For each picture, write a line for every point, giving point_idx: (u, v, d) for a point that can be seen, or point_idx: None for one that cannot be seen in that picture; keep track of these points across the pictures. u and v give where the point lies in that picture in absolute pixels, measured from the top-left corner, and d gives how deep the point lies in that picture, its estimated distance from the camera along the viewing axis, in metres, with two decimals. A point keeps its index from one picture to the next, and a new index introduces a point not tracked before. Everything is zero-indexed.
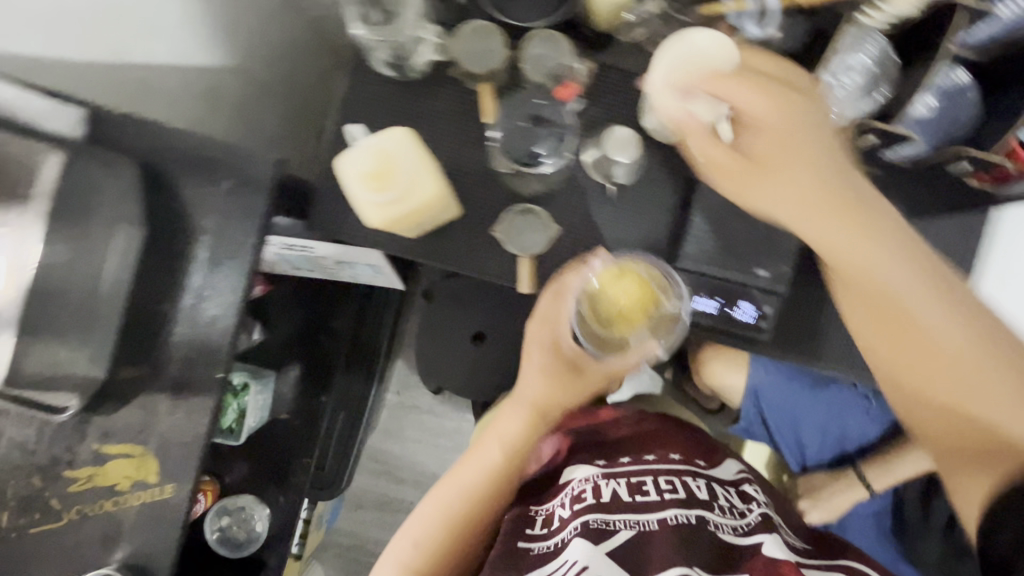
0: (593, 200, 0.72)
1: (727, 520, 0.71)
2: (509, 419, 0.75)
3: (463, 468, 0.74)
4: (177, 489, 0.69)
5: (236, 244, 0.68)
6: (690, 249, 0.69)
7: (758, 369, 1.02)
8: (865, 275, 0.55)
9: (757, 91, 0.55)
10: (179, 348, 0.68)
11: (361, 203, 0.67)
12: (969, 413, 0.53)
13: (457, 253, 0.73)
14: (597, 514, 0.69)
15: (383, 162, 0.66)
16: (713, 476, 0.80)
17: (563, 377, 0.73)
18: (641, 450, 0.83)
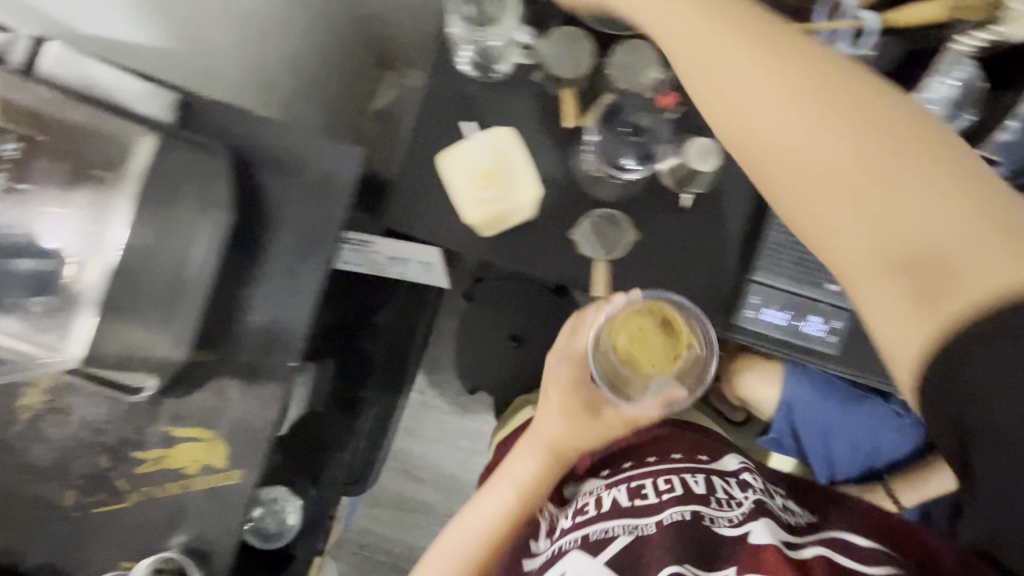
0: (670, 210, 0.73)
1: (723, 513, 0.72)
2: (519, 459, 0.71)
3: (474, 515, 0.70)
4: (245, 475, 0.69)
5: (318, 234, 0.69)
6: (766, 262, 0.71)
7: (793, 381, 1.03)
8: (783, 122, 0.40)
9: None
10: (255, 335, 0.69)
11: (465, 200, 0.71)
12: (890, 242, 0.37)
13: (531, 256, 0.74)
14: (598, 528, 0.72)
15: (499, 163, 0.71)
16: (717, 471, 0.82)
17: (579, 419, 0.70)
18: (645, 457, 0.87)
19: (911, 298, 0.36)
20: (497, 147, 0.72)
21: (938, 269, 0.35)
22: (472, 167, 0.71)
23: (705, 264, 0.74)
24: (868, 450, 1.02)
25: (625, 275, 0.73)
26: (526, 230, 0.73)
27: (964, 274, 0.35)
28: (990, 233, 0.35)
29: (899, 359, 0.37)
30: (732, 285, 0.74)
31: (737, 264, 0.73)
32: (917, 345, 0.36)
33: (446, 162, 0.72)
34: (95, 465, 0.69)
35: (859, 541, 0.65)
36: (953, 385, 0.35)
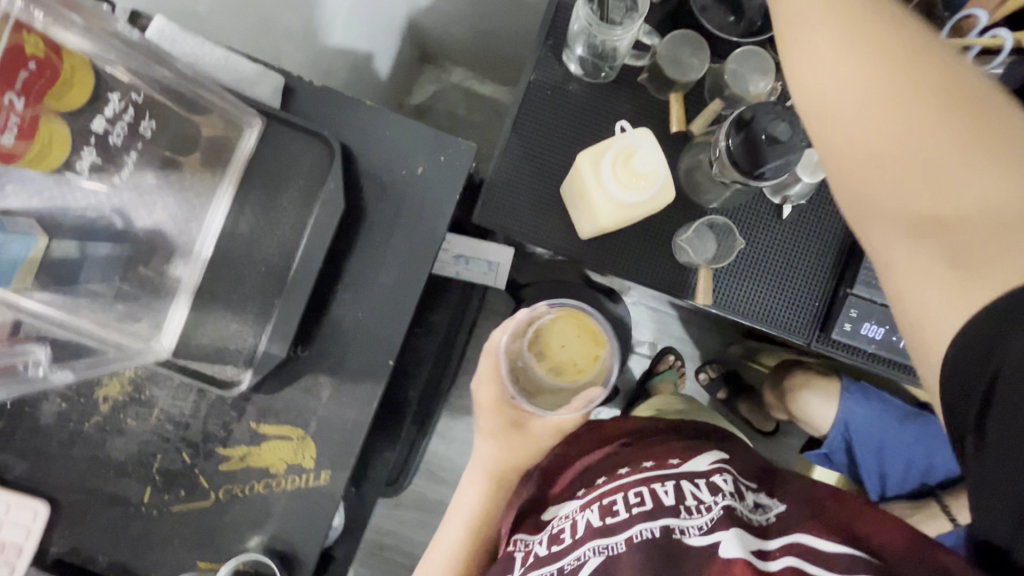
0: (771, 220, 0.73)
1: (695, 522, 0.60)
2: (475, 488, 0.80)
3: (437, 548, 0.77)
4: (334, 476, 0.67)
5: (418, 231, 0.67)
6: (865, 274, 0.70)
7: (848, 401, 1.01)
8: (852, 93, 0.41)
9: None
10: (351, 332, 0.67)
11: (614, 199, 0.64)
12: (930, 209, 0.39)
13: (627, 262, 0.73)
14: (569, 558, 0.61)
15: (649, 169, 0.63)
16: (689, 471, 0.68)
17: (512, 435, 0.81)
18: (617, 466, 0.74)
19: (949, 266, 0.39)
20: (653, 149, 0.63)
21: (979, 243, 0.38)
22: (620, 163, 0.63)
23: (802, 277, 0.73)
24: (910, 466, 1.03)
25: (722, 284, 0.73)
26: (622, 234, 0.72)
27: (1004, 247, 0.37)
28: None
29: (932, 323, 0.40)
30: (827, 297, 0.73)
31: (834, 275, 0.73)
32: (946, 314, 0.39)
33: (592, 155, 0.64)
34: (176, 460, 0.66)
35: (832, 548, 0.55)
36: (980, 345, 0.37)
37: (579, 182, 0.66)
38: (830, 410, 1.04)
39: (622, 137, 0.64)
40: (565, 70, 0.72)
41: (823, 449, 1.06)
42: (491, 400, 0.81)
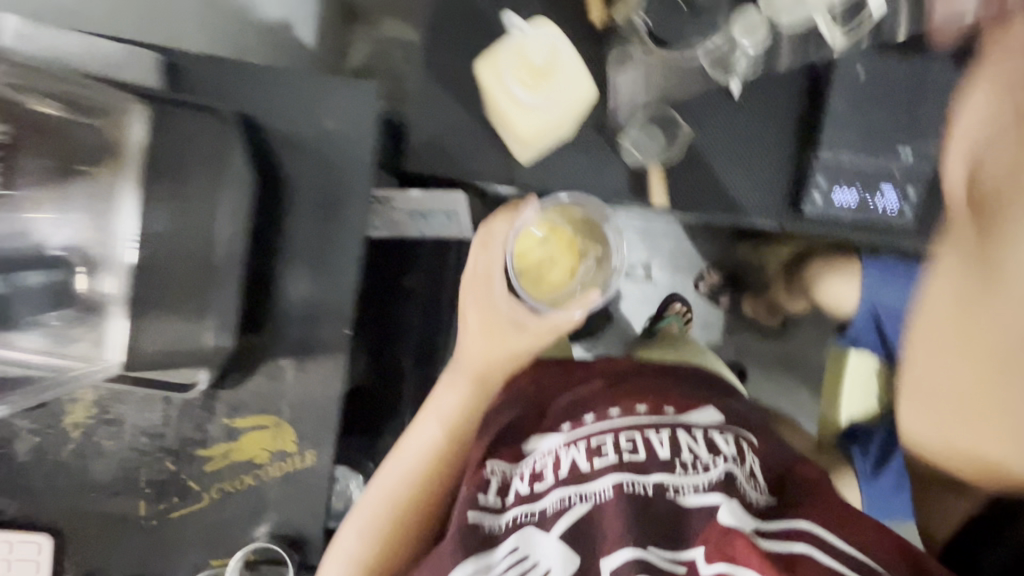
0: (719, 101, 0.67)
1: (691, 480, 0.58)
2: (452, 393, 0.70)
3: (408, 446, 0.69)
4: (320, 454, 0.66)
5: (343, 189, 0.63)
6: (829, 136, 0.65)
7: (871, 279, 0.87)
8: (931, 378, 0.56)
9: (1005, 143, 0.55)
10: (302, 308, 0.64)
11: (529, 108, 0.63)
12: (969, 445, 0.53)
13: (575, 177, 0.68)
14: (551, 500, 0.59)
15: (551, 61, 0.63)
16: (686, 422, 0.67)
17: (504, 334, 0.71)
18: (607, 403, 0.71)
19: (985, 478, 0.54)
20: (545, 39, 0.62)
21: (988, 470, 0.52)
22: (521, 71, 0.63)
23: (761, 155, 0.68)
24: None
25: (675, 178, 0.68)
26: (566, 150, 0.67)
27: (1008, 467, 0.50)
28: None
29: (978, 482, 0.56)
30: (794, 171, 0.68)
31: (796, 146, 0.68)
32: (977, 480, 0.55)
33: (493, 74, 0.64)
34: (161, 470, 0.65)
35: (846, 548, 0.51)
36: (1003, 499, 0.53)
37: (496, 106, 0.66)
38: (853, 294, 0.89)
39: (518, 39, 0.63)
40: None
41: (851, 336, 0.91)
42: (475, 286, 0.71)
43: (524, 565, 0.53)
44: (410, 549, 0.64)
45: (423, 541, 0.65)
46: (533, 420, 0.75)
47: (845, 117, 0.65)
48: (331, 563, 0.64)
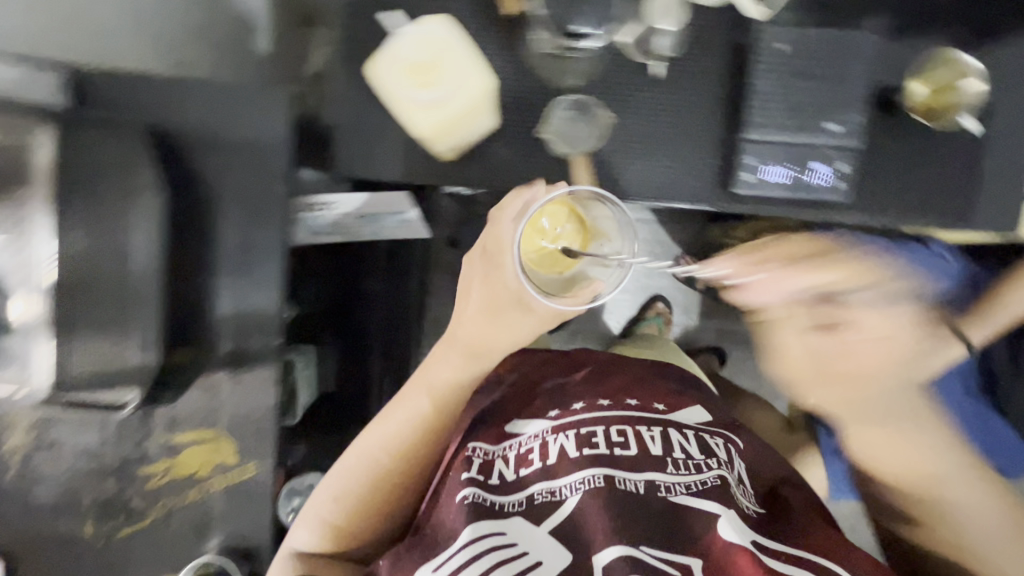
0: (642, 84, 0.66)
1: (681, 479, 0.61)
2: (452, 369, 0.69)
3: (392, 413, 0.68)
4: (261, 465, 0.65)
5: (261, 198, 0.62)
6: (756, 115, 0.64)
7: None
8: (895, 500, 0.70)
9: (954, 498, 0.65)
10: (231, 322, 0.63)
11: (431, 106, 0.63)
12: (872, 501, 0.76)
13: (502, 171, 0.67)
14: (541, 488, 0.61)
15: (434, 54, 0.63)
16: (673, 421, 0.71)
17: (507, 313, 0.67)
18: (597, 394, 0.75)
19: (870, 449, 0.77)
20: (428, 38, 0.63)
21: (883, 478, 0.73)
22: (412, 74, 0.63)
23: (690, 137, 0.67)
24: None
25: (603, 168, 0.67)
26: (490, 144, 0.66)
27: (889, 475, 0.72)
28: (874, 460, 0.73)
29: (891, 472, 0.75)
30: (726, 152, 0.66)
31: (725, 126, 0.66)
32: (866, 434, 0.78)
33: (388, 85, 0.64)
34: (104, 489, 0.65)
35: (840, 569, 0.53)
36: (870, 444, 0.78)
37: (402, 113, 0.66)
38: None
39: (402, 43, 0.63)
40: None
41: None
42: (479, 258, 0.68)
43: (512, 550, 0.54)
44: (384, 517, 0.66)
45: (399, 510, 0.67)
46: (520, 402, 0.76)
47: (770, 95, 0.64)
48: (301, 523, 0.65)
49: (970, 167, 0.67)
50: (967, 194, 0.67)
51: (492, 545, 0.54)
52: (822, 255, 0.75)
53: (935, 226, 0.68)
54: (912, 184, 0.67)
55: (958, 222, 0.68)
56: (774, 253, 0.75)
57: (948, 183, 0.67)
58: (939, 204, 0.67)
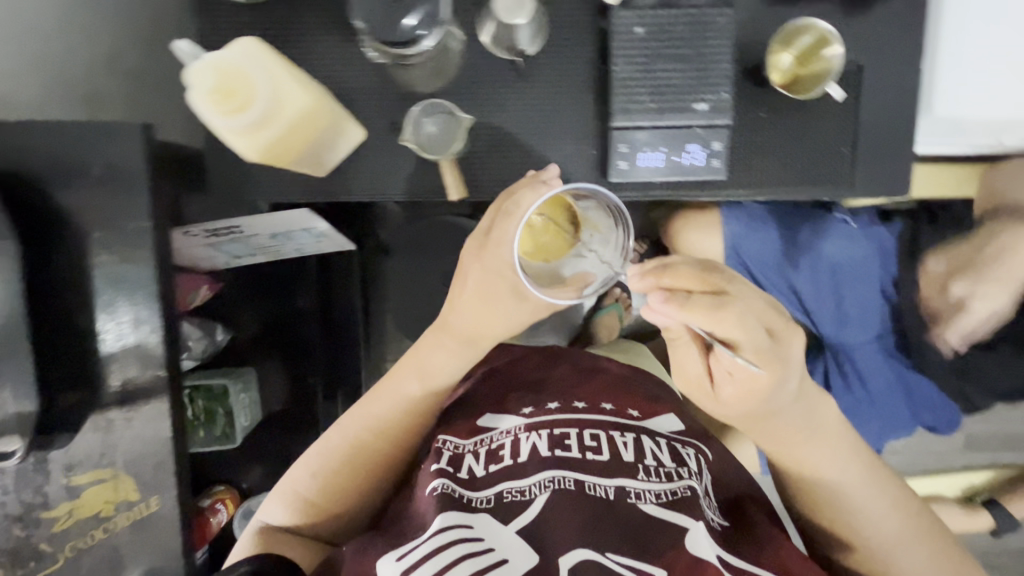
0: (507, 81, 0.65)
1: (653, 487, 0.58)
2: (446, 358, 0.70)
3: (380, 397, 0.70)
4: (165, 498, 0.65)
5: (128, 232, 0.61)
6: (620, 102, 0.63)
7: (731, 227, 0.84)
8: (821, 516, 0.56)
9: (873, 491, 0.53)
10: (113, 359, 0.62)
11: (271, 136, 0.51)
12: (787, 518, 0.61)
13: (379, 180, 0.66)
14: (514, 486, 0.59)
15: (234, 78, 0.49)
16: (651, 428, 0.68)
17: (501, 301, 0.67)
18: (572, 396, 0.73)
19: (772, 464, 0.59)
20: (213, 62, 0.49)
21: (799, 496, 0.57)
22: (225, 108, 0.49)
23: (565, 128, 0.66)
24: (834, 271, 0.84)
25: (478, 168, 0.66)
26: (365, 155, 0.66)
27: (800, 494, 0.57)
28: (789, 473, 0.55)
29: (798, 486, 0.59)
30: (600, 140, 0.66)
31: (598, 115, 0.66)
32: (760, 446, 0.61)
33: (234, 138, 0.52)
34: (9, 538, 0.65)
35: None
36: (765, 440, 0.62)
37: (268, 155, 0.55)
38: (719, 248, 0.86)
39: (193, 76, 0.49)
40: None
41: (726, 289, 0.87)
42: (473, 244, 0.67)
43: (477, 545, 0.53)
44: (360, 500, 0.69)
45: (366, 499, 0.70)
46: (494, 399, 0.75)
47: (633, 80, 0.63)
48: (278, 500, 0.69)
49: (845, 132, 0.67)
50: (846, 158, 0.68)
51: (458, 538, 0.53)
52: (777, 332, 0.46)
53: (818, 194, 0.69)
54: (788, 156, 0.68)
55: (840, 187, 0.68)
56: (744, 316, 0.44)
57: (825, 149, 0.68)
58: (816, 173, 0.68)
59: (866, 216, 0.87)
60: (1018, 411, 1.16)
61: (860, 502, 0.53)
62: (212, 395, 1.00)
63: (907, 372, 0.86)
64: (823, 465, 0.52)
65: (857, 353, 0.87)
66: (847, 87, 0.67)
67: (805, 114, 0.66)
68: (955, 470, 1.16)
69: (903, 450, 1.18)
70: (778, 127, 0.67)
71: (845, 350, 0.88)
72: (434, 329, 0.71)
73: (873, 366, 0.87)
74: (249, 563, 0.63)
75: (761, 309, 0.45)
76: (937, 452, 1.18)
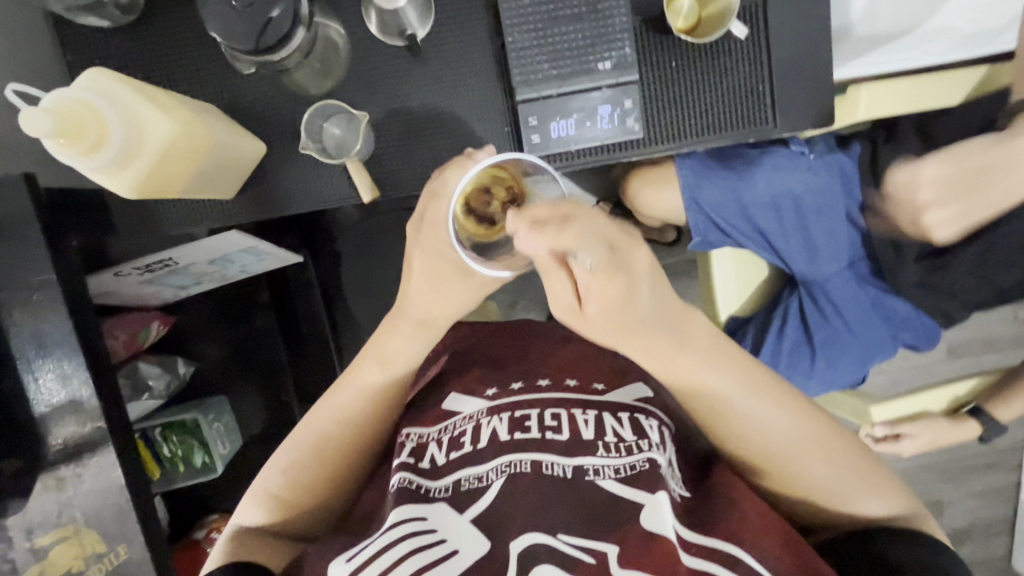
0: (402, 70, 0.62)
1: (612, 461, 0.49)
2: (403, 342, 0.60)
3: (339, 393, 0.61)
4: (133, 545, 0.65)
5: (34, 287, 0.58)
6: (522, 75, 0.61)
7: (687, 177, 0.84)
8: (725, 432, 0.50)
9: (764, 397, 0.48)
10: (49, 418, 0.61)
11: (150, 159, 0.50)
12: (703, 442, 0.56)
13: (286, 192, 0.64)
14: (470, 474, 0.50)
15: (83, 112, 0.47)
16: (614, 401, 0.58)
17: (447, 281, 0.57)
18: (538, 373, 0.63)
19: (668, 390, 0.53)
20: (61, 99, 0.47)
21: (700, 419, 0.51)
22: (79, 141, 0.47)
23: (472, 109, 0.64)
24: (799, 207, 0.84)
25: (388, 164, 0.64)
26: (268, 170, 0.63)
27: (698, 416, 0.51)
28: (680, 391, 0.49)
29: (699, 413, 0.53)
30: (510, 115, 0.64)
31: (505, 91, 0.64)
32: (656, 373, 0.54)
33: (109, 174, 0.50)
34: None
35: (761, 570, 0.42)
36: None
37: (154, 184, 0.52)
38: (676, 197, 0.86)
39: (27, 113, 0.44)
40: (87, 27, 0.59)
41: (697, 238, 0.87)
42: (412, 229, 0.61)
43: (430, 537, 0.45)
44: (330, 498, 0.60)
45: (335, 498, 0.61)
46: (462, 378, 0.65)
47: (530, 49, 0.60)
48: (250, 497, 0.60)
49: (758, 69, 0.65)
50: (766, 95, 0.66)
51: (411, 533, 0.45)
52: (620, 248, 0.41)
53: (744, 138, 0.67)
54: (705, 104, 0.66)
55: (763, 127, 0.67)
56: (583, 236, 0.40)
57: (742, 92, 0.66)
58: (734, 116, 0.66)
59: (823, 146, 0.85)
60: (987, 314, 1.17)
61: (752, 410, 0.48)
62: (184, 428, 0.98)
63: (884, 296, 0.88)
64: (703, 375, 0.47)
65: (829, 285, 0.88)
66: (752, 18, 0.64)
67: (717, 56, 0.65)
68: (935, 381, 1.18)
69: (882, 371, 1.19)
70: (688, 73, 0.65)
71: (817, 284, 0.89)
72: (390, 314, 0.62)
73: (845, 296, 0.88)
74: (212, 570, 0.53)
75: (605, 227, 0.41)
76: (915, 367, 1.19)
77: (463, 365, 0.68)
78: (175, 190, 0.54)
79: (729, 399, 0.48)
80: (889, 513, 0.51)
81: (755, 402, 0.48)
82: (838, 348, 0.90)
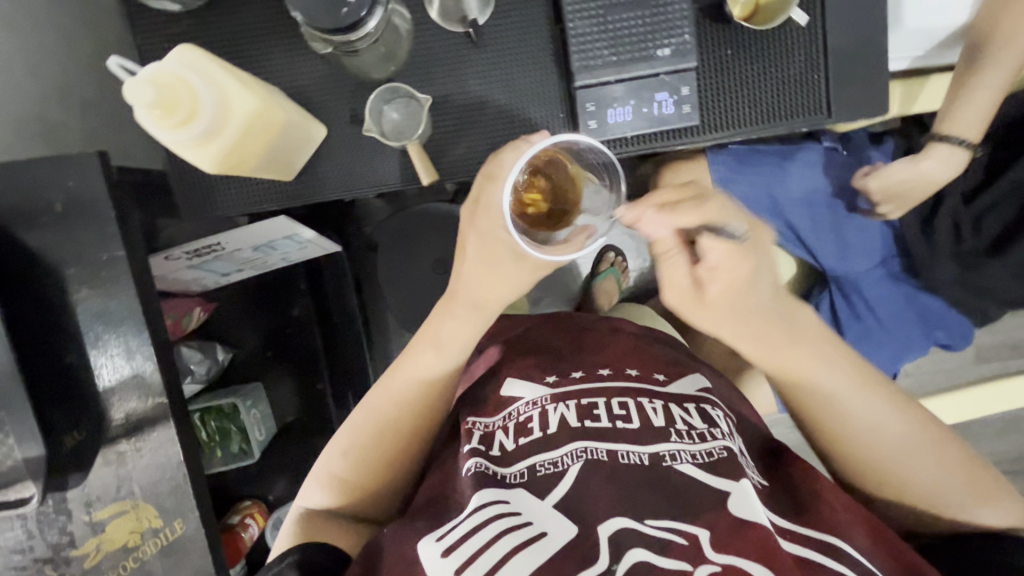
0: (459, 56, 0.63)
1: (688, 449, 0.50)
2: (459, 324, 0.61)
3: (397, 378, 0.62)
4: (188, 521, 0.66)
5: (103, 264, 0.60)
6: (581, 60, 0.62)
7: (720, 173, 0.83)
8: (836, 432, 0.53)
9: (875, 396, 0.52)
10: (112, 392, 0.62)
11: (232, 133, 0.52)
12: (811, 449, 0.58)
13: (342, 176, 0.65)
14: (545, 459, 0.51)
15: (178, 86, 0.49)
16: (677, 392, 0.58)
17: (501, 264, 0.58)
18: (596, 362, 0.63)
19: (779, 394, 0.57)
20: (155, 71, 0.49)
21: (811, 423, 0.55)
22: (171, 114, 0.49)
23: (527, 96, 0.65)
24: (833, 204, 0.84)
25: (443, 150, 0.65)
26: (328, 155, 0.65)
27: (810, 417, 0.54)
28: (792, 390, 0.54)
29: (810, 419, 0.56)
30: (565, 102, 0.65)
31: (561, 78, 0.64)
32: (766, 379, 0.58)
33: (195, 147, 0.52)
34: None
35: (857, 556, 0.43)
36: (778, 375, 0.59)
37: (234, 160, 0.54)
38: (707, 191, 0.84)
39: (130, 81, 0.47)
40: (158, 10, 0.60)
41: None
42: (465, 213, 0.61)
43: (516, 520, 0.45)
44: (390, 482, 0.61)
45: (394, 483, 0.62)
46: (514, 364, 0.65)
47: (591, 34, 0.61)
48: (315, 480, 0.61)
49: (815, 61, 0.66)
50: (824, 86, 0.66)
51: (495, 515, 0.46)
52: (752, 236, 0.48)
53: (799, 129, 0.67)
54: (762, 92, 0.66)
55: (820, 118, 0.67)
56: (722, 208, 0.47)
57: (800, 82, 0.66)
58: (791, 106, 0.66)
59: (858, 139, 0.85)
60: (1016, 318, 1.16)
61: (864, 410, 0.52)
62: (223, 414, 0.99)
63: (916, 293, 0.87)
64: (818, 373, 0.52)
65: (862, 281, 0.87)
66: (811, 10, 0.65)
67: (774, 46, 0.65)
68: (964, 382, 1.17)
69: (910, 373, 1.18)
70: (745, 63, 0.65)
71: (850, 280, 0.88)
72: (444, 296, 0.63)
73: (878, 292, 0.87)
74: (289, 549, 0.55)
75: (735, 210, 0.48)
76: (942, 370, 1.18)
77: (514, 351, 0.68)
78: (250, 168, 0.56)
79: (839, 397, 0.52)
80: (1007, 521, 0.52)
81: (865, 401, 0.52)
82: (873, 348, 0.89)
